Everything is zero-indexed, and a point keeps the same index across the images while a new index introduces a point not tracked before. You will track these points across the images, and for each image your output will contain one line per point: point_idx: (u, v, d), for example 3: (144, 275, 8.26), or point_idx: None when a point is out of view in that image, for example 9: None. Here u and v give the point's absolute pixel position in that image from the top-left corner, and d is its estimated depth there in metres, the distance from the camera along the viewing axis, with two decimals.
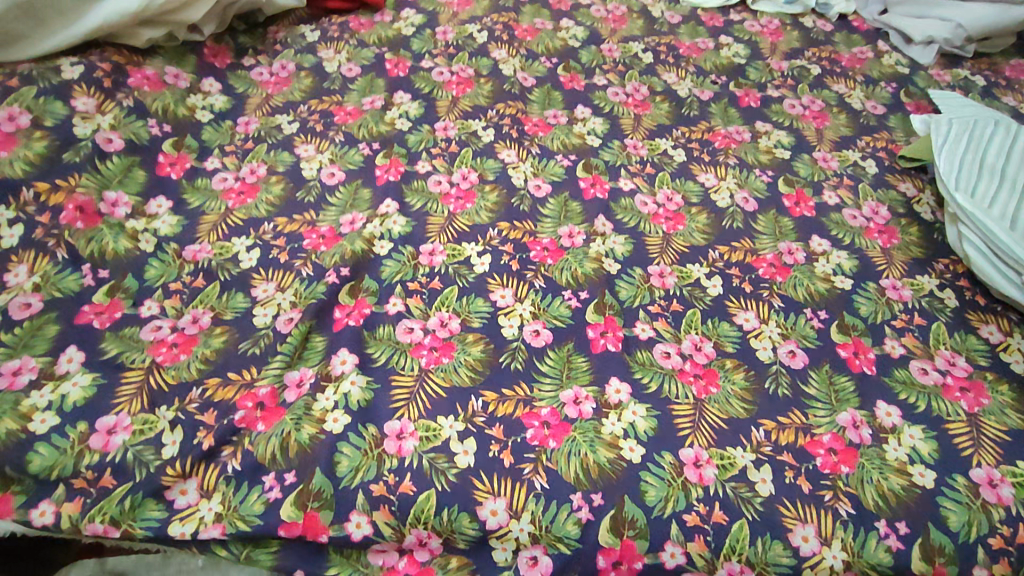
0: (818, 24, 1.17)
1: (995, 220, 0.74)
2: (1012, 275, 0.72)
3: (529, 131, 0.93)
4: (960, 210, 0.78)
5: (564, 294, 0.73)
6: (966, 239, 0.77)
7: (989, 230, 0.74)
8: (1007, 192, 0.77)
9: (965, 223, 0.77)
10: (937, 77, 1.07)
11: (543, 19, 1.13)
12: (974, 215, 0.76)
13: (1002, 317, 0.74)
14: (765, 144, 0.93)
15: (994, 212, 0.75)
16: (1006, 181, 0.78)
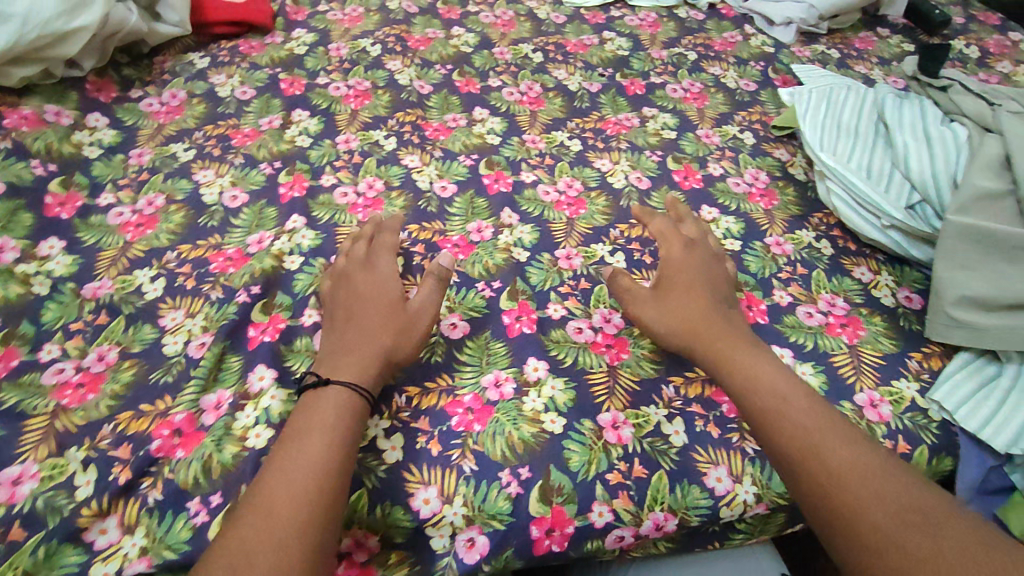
0: (690, 14, 1.26)
1: (853, 174, 0.82)
2: (873, 220, 0.80)
3: (430, 136, 0.95)
4: (825, 167, 0.85)
5: (477, 286, 0.75)
6: (833, 193, 0.84)
7: (850, 181, 0.82)
8: (863, 147, 0.85)
9: (831, 178, 0.85)
10: (798, 54, 1.17)
11: (434, 30, 1.16)
12: (836, 171, 0.83)
13: (871, 259, 0.82)
14: (653, 127, 0.99)
15: (851, 165, 0.83)
16: (860, 138, 0.86)
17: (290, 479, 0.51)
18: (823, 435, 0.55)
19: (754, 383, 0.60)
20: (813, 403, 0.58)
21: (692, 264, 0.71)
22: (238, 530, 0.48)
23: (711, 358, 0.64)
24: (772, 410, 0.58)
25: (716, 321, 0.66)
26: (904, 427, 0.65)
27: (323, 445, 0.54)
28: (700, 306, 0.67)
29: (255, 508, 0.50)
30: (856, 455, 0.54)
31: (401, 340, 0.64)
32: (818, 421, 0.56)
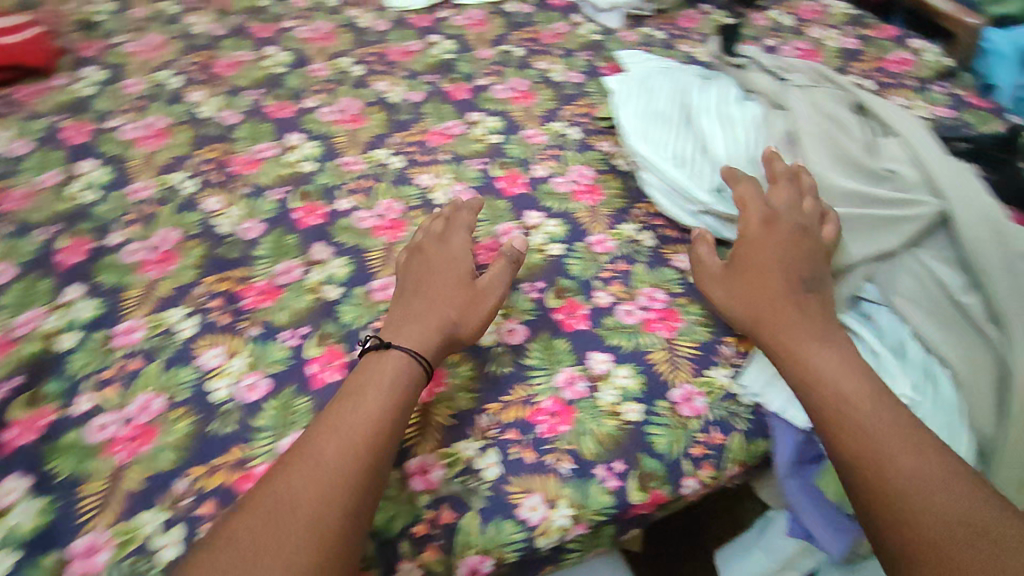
0: (518, 8, 1.23)
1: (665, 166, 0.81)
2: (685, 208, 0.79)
3: (237, 172, 0.88)
4: (640, 160, 0.84)
5: (281, 336, 0.69)
6: (650, 184, 0.83)
7: (663, 172, 0.81)
8: (675, 133, 0.84)
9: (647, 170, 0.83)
10: (625, 38, 1.17)
11: (244, 52, 1.08)
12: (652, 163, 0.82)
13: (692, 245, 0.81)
14: (478, 133, 0.96)
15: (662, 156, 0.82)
16: (673, 123, 0.86)
17: (340, 435, 0.53)
18: (881, 428, 0.52)
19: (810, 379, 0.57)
20: (874, 397, 0.54)
21: (768, 242, 0.65)
22: (286, 477, 0.51)
23: (779, 354, 0.60)
24: (819, 391, 0.56)
25: (790, 308, 0.61)
26: (718, 417, 0.65)
27: (382, 401, 0.56)
28: (771, 278, 0.63)
29: (302, 462, 0.52)
30: (922, 467, 0.49)
31: (466, 313, 0.65)
32: (873, 413, 0.53)
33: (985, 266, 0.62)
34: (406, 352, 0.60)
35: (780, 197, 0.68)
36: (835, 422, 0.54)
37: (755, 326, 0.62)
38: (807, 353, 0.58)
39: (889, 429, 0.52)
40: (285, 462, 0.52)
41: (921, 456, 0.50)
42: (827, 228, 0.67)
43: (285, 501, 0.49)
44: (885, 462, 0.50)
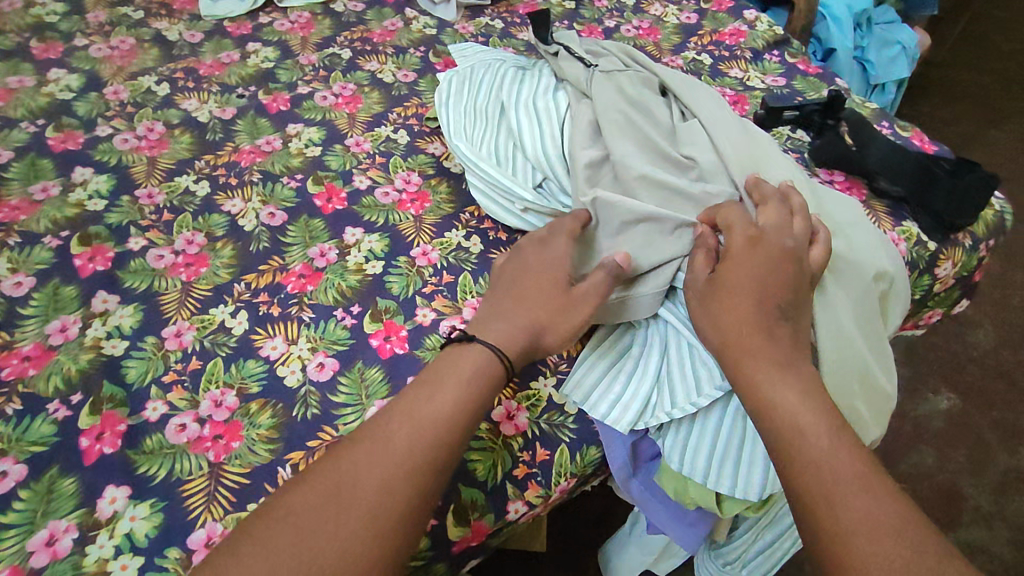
0: (348, 6, 1.15)
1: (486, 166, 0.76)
2: (510, 207, 0.76)
3: (6, 218, 0.77)
4: (463, 160, 0.79)
5: (49, 407, 0.60)
6: (473, 185, 0.78)
7: (485, 172, 0.76)
8: (494, 128, 0.80)
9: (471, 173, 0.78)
10: (462, 30, 1.11)
11: (26, 78, 0.95)
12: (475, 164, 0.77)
13: None
14: (296, 147, 0.88)
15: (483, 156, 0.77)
16: (491, 118, 0.81)
17: (415, 426, 0.50)
18: (836, 460, 0.45)
19: (764, 405, 0.50)
20: (816, 411, 0.48)
21: (754, 260, 0.56)
22: (290, 495, 0.47)
23: (741, 383, 0.52)
24: (789, 421, 0.48)
25: (757, 330, 0.53)
26: (541, 432, 0.61)
27: (449, 406, 0.51)
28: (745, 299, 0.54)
29: (367, 440, 0.49)
30: (880, 509, 0.43)
31: (556, 317, 0.58)
32: (830, 444, 0.46)
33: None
34: (488, 347, 0.56)
35: (767, 216, 0.61)
36: (780, 447, 0.48)
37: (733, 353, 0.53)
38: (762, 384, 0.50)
39: (835, 460, 0.45)
40: (331, 463, 0.48)
41: (874, 495, 0.43)
42: (816, 250, 0.60)
43: (351, 499, 0.46)
44: (832, 502, 0.44)
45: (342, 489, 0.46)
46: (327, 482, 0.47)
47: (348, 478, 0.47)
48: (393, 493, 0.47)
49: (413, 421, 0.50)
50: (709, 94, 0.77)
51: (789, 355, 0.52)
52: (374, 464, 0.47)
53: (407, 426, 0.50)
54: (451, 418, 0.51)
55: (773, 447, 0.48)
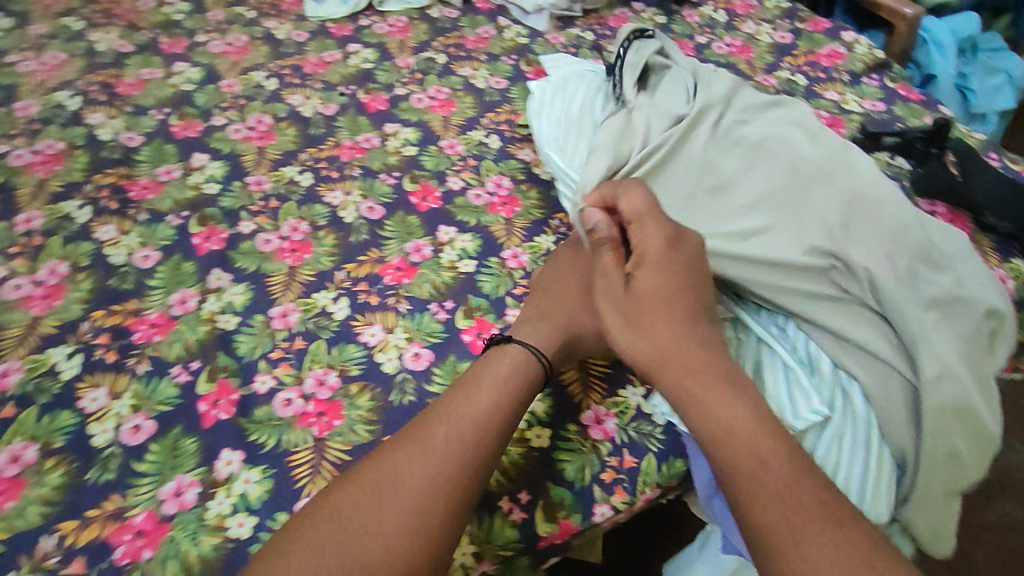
0: (444, 13, 1.20)
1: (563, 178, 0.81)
2: None
3: (135, 198, 0.83)
4: (554, 169, 0.82)
5: (172, 371, 0.65)
6: (563, 193, 0.81)
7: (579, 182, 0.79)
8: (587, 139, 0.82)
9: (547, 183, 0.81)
10: (553, 41, 1.14)
11: (152, 69, 1.03)
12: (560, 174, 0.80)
13: None
14: (394, 145, 0.92)
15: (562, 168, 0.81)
16: (585, 129, 0.84)
17: (456, 425, 0.53)
18: (794, 489, 0.48)
19: (719, 430, 0.52)
20: (761, 441, 0.51)
21: (669, 265, 0.60)
22: (341, 496, 0.49)
23: (680, 397, 0.55)
24: (748, 452, 0.50)
25: (693, 347, 0.56)
26: (629, 439, 0.63)
27: (485, 407, 0.55)
28: (656, 318, 0.58)
29: (408, 443, 0.52)
30: (825, 543, 0.45)
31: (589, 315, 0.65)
32: (791, 476, 0.49)
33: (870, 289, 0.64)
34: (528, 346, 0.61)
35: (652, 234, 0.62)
36: (732, 477, 0.50)
37: (663, 364, 0.56)
38: (712, 408, 0.53)
39: (788, 487, 0.48)
40: (378, 464, 0.51)
41: (818, 535, 0.46)
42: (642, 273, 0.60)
43: (388, 498, 0.49)
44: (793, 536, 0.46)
45: (388, 489, 0.49)
46: (369, 484, 0.50)
47: (398, 477, 0.50)
48: (446, 491, 0.49)
49: (454, 420, 0.53)
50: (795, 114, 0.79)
51: (725, 374, 0.55)
52: (422, 464, 0.50)
53: (444, 425, 0.53)
54: (481, 424, 0.54)
55: (729, 474, 0.50)
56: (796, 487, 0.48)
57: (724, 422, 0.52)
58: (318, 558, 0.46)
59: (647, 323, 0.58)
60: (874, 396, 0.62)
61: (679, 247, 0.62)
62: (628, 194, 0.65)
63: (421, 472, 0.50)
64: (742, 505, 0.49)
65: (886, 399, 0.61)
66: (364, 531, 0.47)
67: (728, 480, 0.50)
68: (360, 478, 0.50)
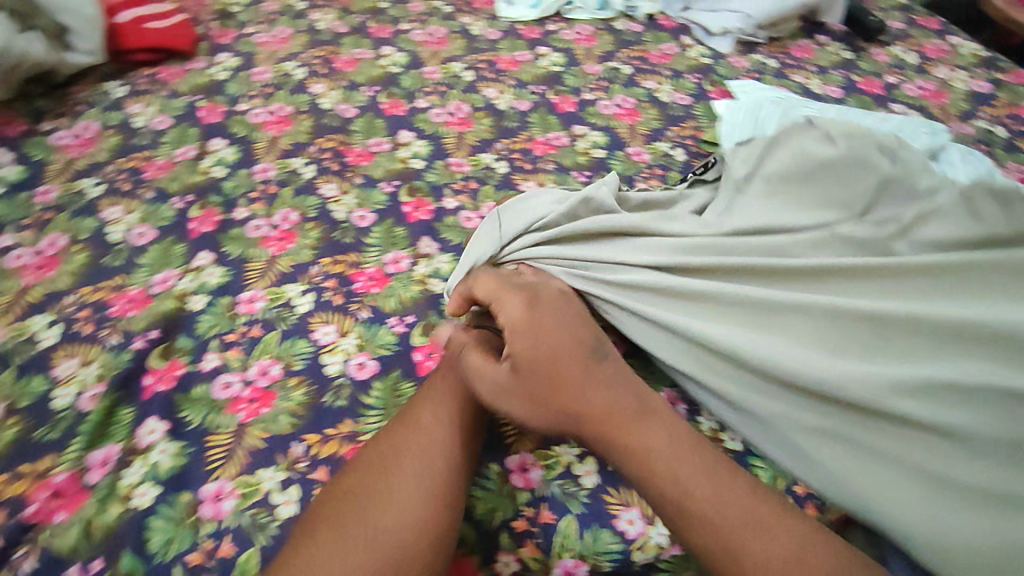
0: (628, 27, 1.25)
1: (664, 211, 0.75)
2: None
3: (352, 162, 0.93)
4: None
5: (389, 321, 0.73)
6: None
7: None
8: None
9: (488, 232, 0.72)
10: (737, 65, 1.17)
11: (363, 50, 1.13)
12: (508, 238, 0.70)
13: None
14: (583, 146, 0.98)
15: (489, 215, 0.74)
16: None
17: (442, 412, 0.58)
18: (745, 521, 0.49)
19: (643, 453, 0.52)
20: (709, 470, 0.51)
21: (538, 326, 0.57)
22: (348, 470, 0.54)
23: (596, 439, 0.54)
24: (675, 489, 0.51)
25: (598, 393, 0.55)
26: None
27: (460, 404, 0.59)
28: (570, 361, 0.56)
29: (401, 425, 0.57)
30: (781, 545, 0.47)
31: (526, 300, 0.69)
32: (713, 493, 0.50)
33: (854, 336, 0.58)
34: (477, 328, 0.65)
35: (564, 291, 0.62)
36: (671, 502, 0.50)
37: (550, 412, 0.55)
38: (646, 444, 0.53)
39: (727, 506, 0.49)
40: (374, 443, 0.56)
41: (772, 531, 0.48)
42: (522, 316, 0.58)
43: (364, 508, 0.50)
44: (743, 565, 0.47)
45: (371, 465, 0.54)
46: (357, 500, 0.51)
47: (389, 453, 0.54)
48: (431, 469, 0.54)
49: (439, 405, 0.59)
50: (810, 145, 0.72)
51: (639, 405, 0.55)
52: (411, 444, 0.55)
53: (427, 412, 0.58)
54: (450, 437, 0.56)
55: (663, 504, 0.51)
56: (726, 493, 0.50)
57: (680, 451, 0.53)
58: (336, 525, 0.49)
59: (527, 370, 0.56)
60: (845, 457, 0.54)
61: (539, 309, 0.59)
62: (479, 277, 0.64)
63: (413, 450, 0.55)
64: (685, 532, 0.49)
65: (885, 466, 0.53)
66: (355, 535, 0.49)
67: (667, 515, 0.51)
68: (322, 504, 0.52)
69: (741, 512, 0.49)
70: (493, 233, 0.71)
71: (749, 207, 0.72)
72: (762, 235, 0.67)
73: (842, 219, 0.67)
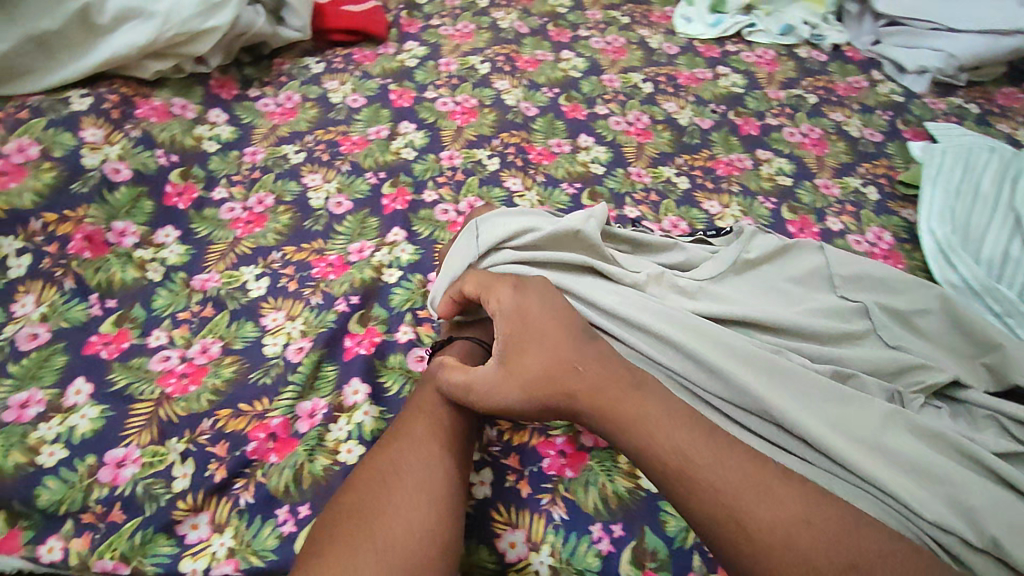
0: (812, 55, 1.20)
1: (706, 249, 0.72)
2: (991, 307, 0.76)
3: (534, 160, 0.93)
4: (943, 246, 0.83)
5: None
6: (954, 262, 0.80)
7: (970, 266, 0.79)
8: (994, 226, 0.84)
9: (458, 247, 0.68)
10: (932, 106, 1.10)
11: (544, 51, 1.14)
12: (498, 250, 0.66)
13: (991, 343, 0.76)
14: (767, 172, 0.95)
15: (467, 224, 0.69)
16: (994, 215, 0.85)
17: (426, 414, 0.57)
18: (771, 516, 0.47)
19: (642, 426, 0.52)
20: (716, 447, 0.51)
21: (526, 307, 0.58)
22: (353, 488, 0.52)
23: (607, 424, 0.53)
24: (686, 479, 0.50)
25: (595, 378, 0.54)
26: None
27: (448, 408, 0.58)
28: (552, 342, 0.56)
29: (401, 439, 0.55)
30: (783, 508, 0.47)
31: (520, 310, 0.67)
32: (714, 460, 0.50)
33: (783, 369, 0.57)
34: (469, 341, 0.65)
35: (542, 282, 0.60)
36: (666, 469, 0.50)
37: (549, 401, 0.55)
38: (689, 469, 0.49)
39: (735, 475, 0.49)
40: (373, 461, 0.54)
41: (779, 497, 0.48)
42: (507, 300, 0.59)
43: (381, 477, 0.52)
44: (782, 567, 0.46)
45: (374, 479, 0.52)
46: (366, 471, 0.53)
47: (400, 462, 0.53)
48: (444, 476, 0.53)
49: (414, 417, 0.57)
50: (840, 253, 0.72)
51: (635, 377, 0.55)
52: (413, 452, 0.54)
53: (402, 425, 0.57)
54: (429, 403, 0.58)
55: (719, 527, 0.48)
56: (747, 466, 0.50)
57: (689, 454, 0.50)
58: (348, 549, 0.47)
59: (519, 373, 0.55)
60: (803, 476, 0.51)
61: (525, 294, 0.59)
62: (468, 274, 0.63)
63: (424, 455, 0.53)
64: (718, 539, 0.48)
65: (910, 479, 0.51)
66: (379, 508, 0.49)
67: (669, 487, 0.51)
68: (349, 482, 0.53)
69: (763, 501, 0.48)
70: (470, 240, 0.67)
71: (770, 270, 0.71)
72: (776, 300, 0.67)
73: (883, 321, 0.66)
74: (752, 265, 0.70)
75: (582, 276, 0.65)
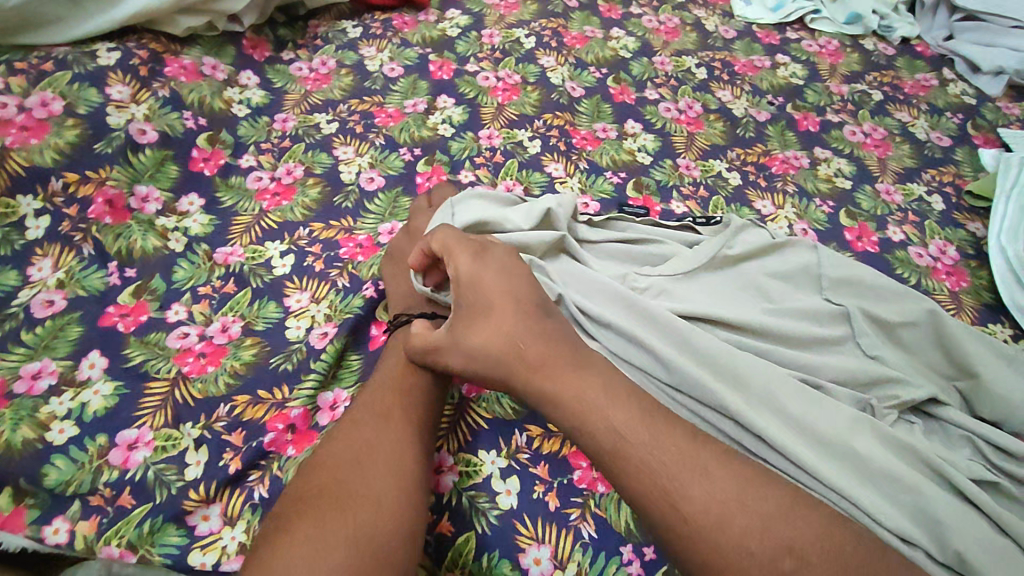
0: (879, 47, 1.12)
1: (687, 239, 0.68)
2: None
3: (577, 145, 0.88)
4: (1016, 266, 0.76)
5: None
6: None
7: None
8: None
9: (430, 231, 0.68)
10: (1007, 111, 1.02)
11: (592, 28, 1.08)
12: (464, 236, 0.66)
13: None
14: (825, 172, 0.89)
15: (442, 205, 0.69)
16: None
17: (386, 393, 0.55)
18: (719, 497, 0.44)
19: (576, 402, 0.49)
20: (650, 421, 0.48)
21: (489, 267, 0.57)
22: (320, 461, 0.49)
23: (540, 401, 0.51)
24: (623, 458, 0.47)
25: (532, 345, 0.52)
26: None
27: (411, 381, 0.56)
28: (501, 311, 0.54)
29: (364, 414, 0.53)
30: (718, 488, 0.44)
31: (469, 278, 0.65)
32: (650, 440, 0.47)
33: (746, 371, 0.54)
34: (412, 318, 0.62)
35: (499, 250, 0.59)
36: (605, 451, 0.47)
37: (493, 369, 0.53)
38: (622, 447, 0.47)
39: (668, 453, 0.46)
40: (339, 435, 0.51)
41: (715, 476, 0.45)
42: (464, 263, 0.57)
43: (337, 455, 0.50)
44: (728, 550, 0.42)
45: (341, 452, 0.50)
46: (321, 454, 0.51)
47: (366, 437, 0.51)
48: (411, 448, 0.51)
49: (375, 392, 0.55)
50: (836, 254, 0.66)
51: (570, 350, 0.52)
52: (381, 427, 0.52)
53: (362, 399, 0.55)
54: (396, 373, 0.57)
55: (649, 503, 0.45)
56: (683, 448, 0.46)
57: (624, 430, 0.47)
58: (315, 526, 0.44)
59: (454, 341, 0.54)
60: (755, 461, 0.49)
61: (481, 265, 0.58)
62: (437, 230, 0.60)
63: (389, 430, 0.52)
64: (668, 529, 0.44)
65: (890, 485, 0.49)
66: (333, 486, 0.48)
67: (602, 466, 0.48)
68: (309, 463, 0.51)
69: (704, 485, 0.45)
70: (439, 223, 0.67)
71: (754, 265, 0.66)
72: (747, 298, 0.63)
73: (862, 328, 0.61)
74: (734, 260, 0.65)
75: (555, 259, 0.64)
